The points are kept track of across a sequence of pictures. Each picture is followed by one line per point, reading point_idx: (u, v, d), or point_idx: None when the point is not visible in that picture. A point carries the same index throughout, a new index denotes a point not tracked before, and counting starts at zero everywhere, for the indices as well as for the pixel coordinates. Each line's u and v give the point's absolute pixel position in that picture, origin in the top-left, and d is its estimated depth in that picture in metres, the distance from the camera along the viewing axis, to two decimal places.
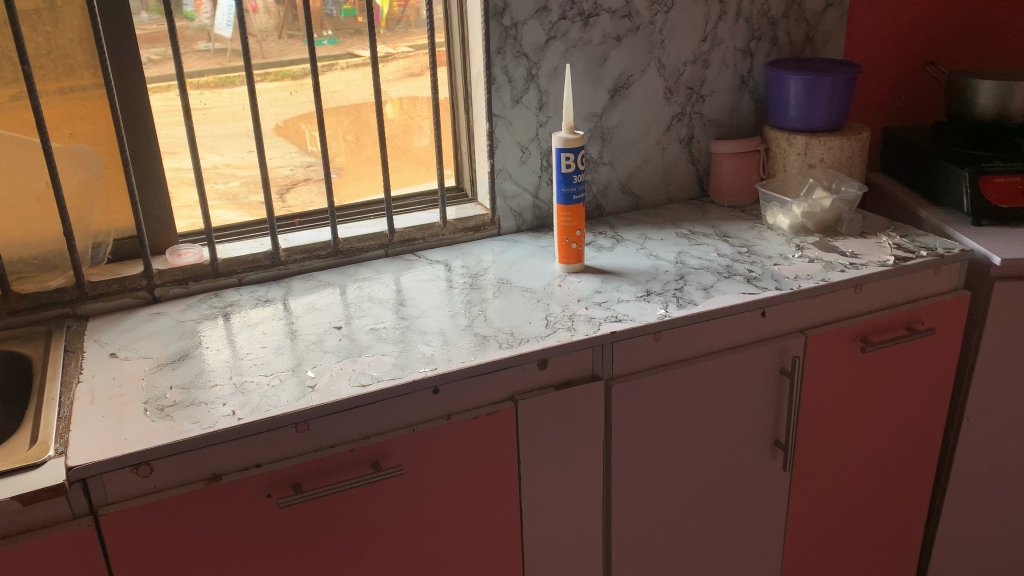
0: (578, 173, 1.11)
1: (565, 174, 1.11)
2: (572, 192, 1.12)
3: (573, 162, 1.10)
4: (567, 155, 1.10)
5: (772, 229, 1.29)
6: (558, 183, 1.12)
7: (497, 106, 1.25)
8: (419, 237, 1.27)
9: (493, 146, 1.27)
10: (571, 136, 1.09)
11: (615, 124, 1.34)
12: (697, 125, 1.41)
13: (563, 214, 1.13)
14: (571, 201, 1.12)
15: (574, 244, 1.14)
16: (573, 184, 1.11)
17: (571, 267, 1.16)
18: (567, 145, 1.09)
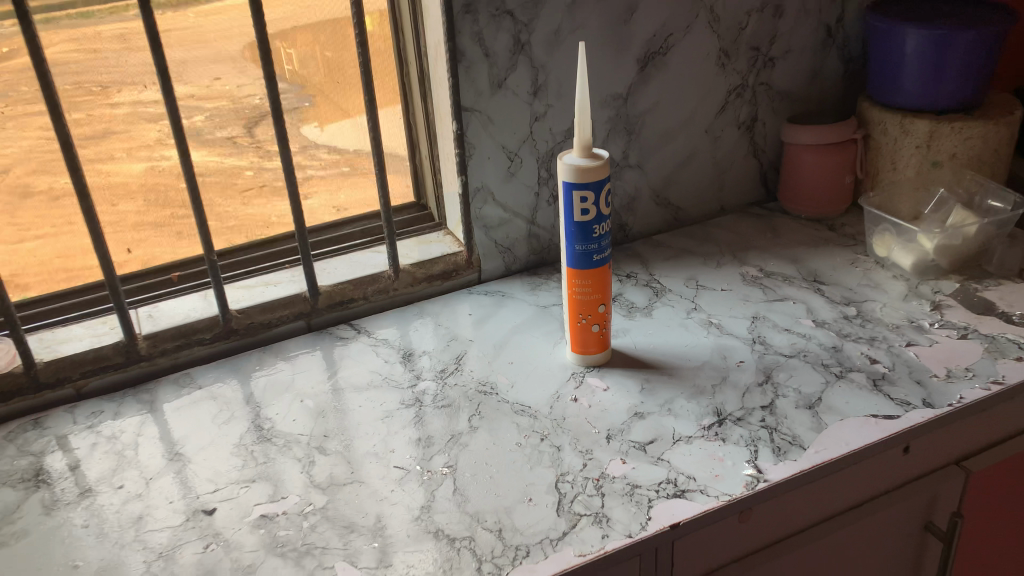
0: (600, 222, 0.68)
1: (580, 225, 0.68)
2: (592, 251, 0.69)
3: (593, 205, 0.67)
4: (582, 194, 0.67)
5: (883, 266, 0.87)
6: (569, 236, 0.69)
7: (468, 96, 0.81)
8: (358, 294, 0.85)
9: (465, 154, 0.83)
10: (587, 162, 0.66)
11: (646, 109, 0.91)
12: (762, 104, 0.97)
13: (577, 283, 0.71)
14: (590, 264, 0.69)
15: (596, 327, 0.72)
16: (592, 238, 0.68)
17: (593, 359, 0.74)
18: (577, 178, 0.66)
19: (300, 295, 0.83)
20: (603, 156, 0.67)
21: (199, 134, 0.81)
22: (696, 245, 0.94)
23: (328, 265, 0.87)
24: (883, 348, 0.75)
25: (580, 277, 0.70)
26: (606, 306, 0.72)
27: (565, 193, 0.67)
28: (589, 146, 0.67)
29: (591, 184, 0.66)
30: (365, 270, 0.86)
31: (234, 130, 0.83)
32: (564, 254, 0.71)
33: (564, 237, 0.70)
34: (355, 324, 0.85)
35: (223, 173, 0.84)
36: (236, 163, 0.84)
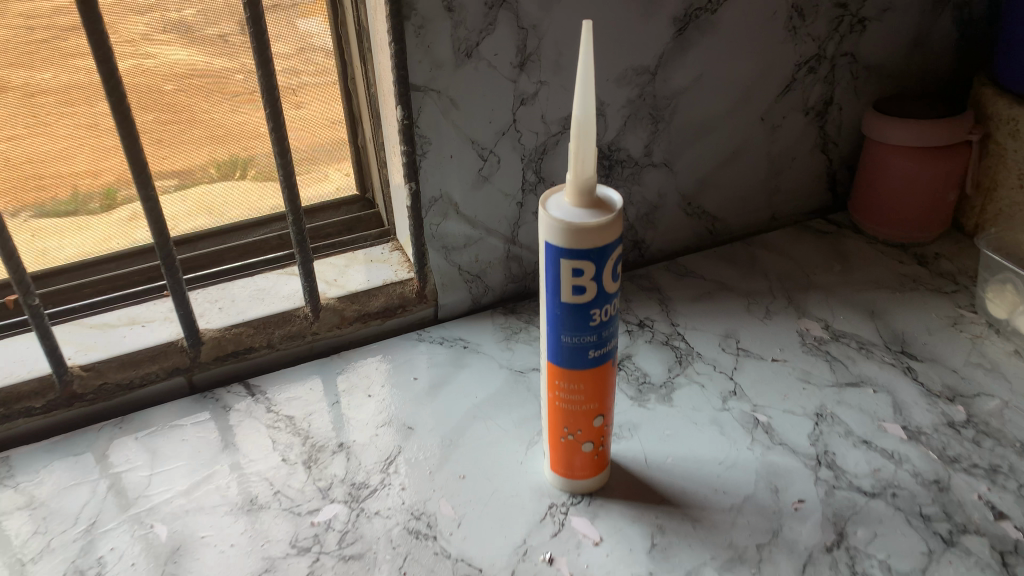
0: (602, 305, 0.43)
1: (569, 309, 0.43)
2: (586, 345, 0.44)
3: (592, 281, 0.42)
4: (575, 264, 0.41)
5: (999, 334, 0.62)
6: (552, 321, 0.44)
7: (420, 68, 0.55)
8: (259, 341, 0.61)
9: (414, 153, 0.58)
10: (585, 218, 0.40)
11: (680, 88, 0.64)
12: (841, 82, 0.70)
13: (561, 386, 0.46)
14: (585, 363, 0.45)
15: (589, 446, 0.48)
16: (589, 328, 0.44)
17: (582, 486, 0.50)
18: (566, 241, 0.41)
19: (176, 342, 0.59)
20: (615, 206, 0.41)
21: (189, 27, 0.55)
22: (736, 277, 0.69)
23: (224, 294, 0.63)
24: (1010, 489, 0.50)
25: (565, 379, 0.46)
26: (605, 419, 0.48)
27: (548, 259, 0.42)
28: (591, 188, 0.41)
29: (589, 251, 0.41)
30: (271, 305, 0.62)
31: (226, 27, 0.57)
32: (543, 343, 0.46)
33: (544, 320, 0.45)
34: (251, 382, 0.61)
35: (210, 79, 0.58)
36: (225, 68, 0.58)
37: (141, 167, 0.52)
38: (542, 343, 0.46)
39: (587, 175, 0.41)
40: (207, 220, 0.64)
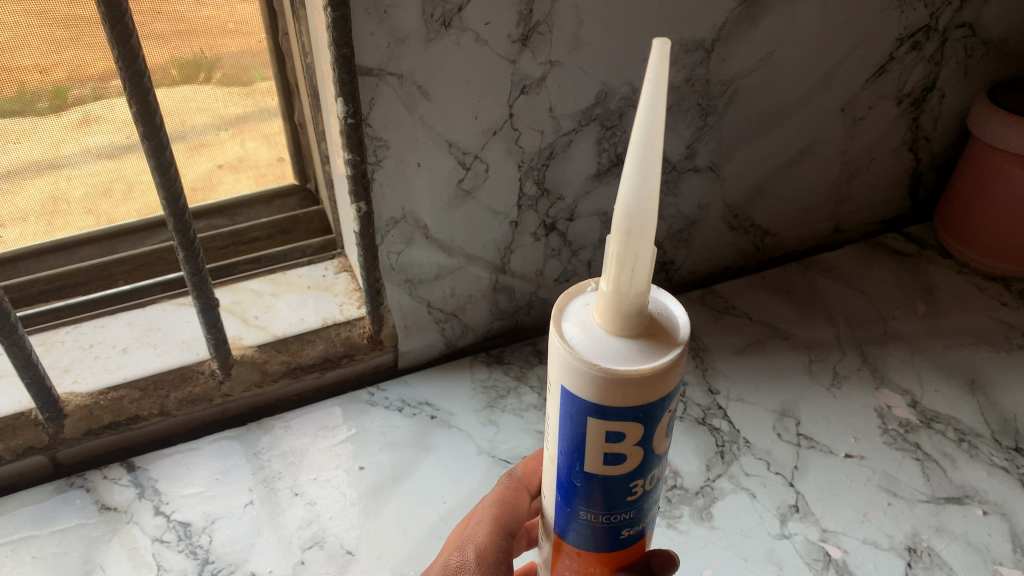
0: (646, 475, 0.27)
1: (594, 481, 0.26)
2: (617, 526, 0.28)
3: (636, 449, 0.25)
4: (609, 426, 0.25)
5: None
6: (563, 491, 0.28)
7: (373, 42, 0.36)
8: (150, 410, 0.44)
9: (364, 163, 0.40)
10: (628, 364, 0.23)
11: (743, 70, 0.46)
12: (950, 62, 0.52)
13: (572, 567, 0.30)
14: (612, 546, 0.29)
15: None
16: (625, 505, 0.27)
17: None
18: (596, 395, 0.24)
19: (26, 414, 0.42)
20: (679, 341, 0.24)
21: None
22: (792, 320, 0.53)
23: (105, 336, 0.46)
24: None
25: (579, 559, 0.30)
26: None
27: (564, 409, 0.25)
28: (642, 311, 0.23)
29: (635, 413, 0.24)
30: (165, 358, 0.45)
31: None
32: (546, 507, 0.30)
33: (551, 482, 0.28)
34: (136, 461, 0.45)
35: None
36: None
37: None
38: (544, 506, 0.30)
39: (636, 295, 0.23)
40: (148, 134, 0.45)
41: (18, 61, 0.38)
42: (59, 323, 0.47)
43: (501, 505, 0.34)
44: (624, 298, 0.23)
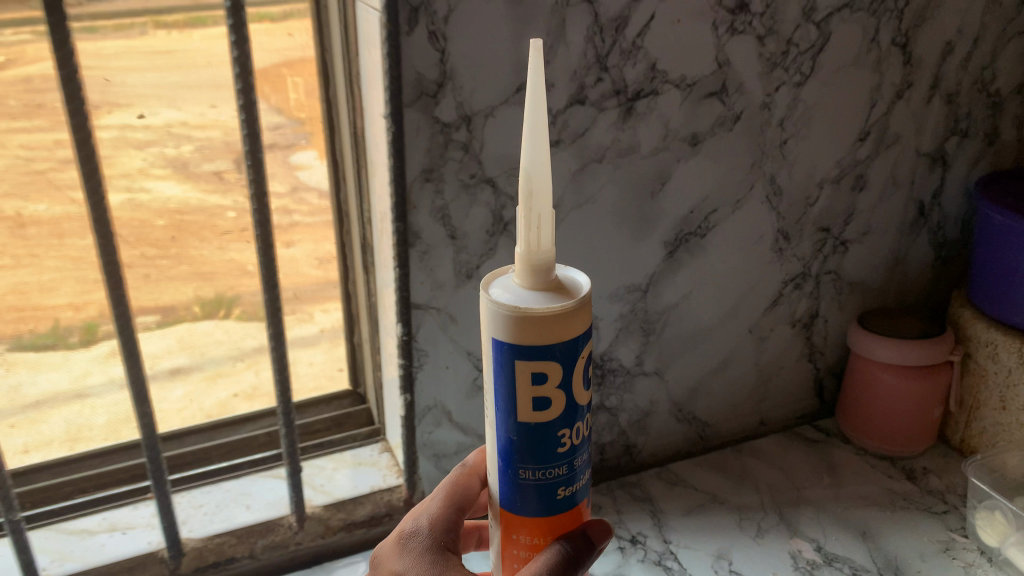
0: (564, 426, 0.41)
1: (530, 429, 0.41)
2: (558, 482, 0.43)
3: (563, 405, 0.41)
4: (533, 364, 0.39)
5: (991, 562, 0.62)
6: (509, 449, 0.42)
7: (422, 289, 0.56)
8: (242, 552, 0.59)
9: (410, 366, 0.58)
10: (534, 303, 0.38)
11: (671, 304, 0.66)
12: (825, 298, 0.72)
13: (522, 541, 0.44)
14: (544, 495, 0.43)
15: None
16: (550, 452, 0.42)
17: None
18: (516, 323, 0.39)
19: (156, 552, 0.58)
20: (582, 287, 0.40)
21: (184, 166, 0.68)
22: (727, 489, 0.69)
23: (209, 498, 0.62)
24: None
25: (527, 533, 0.44)
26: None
27: (506, 383, 0.40)
28: (548, 269, 0.39)
29: (565, 350, 0.39)
30: (255, 513, 0.61)
31: (222, 164, 0.68)
32: (502, 487, 0.44)
33: (504, 459, 0.43)
34: None
35: (204, 214, 0.70)
36: (219, 203, 0.70)
37: (141, 383, 0.53)
38: (500, 486, 0.44)
39: (543, 252, 0.39)
40: (186, 359, 0.73)
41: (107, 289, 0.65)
42: (175, 489, 0.63)
43: (451, 490, 0.49)
44: (537, 257, 0.39)
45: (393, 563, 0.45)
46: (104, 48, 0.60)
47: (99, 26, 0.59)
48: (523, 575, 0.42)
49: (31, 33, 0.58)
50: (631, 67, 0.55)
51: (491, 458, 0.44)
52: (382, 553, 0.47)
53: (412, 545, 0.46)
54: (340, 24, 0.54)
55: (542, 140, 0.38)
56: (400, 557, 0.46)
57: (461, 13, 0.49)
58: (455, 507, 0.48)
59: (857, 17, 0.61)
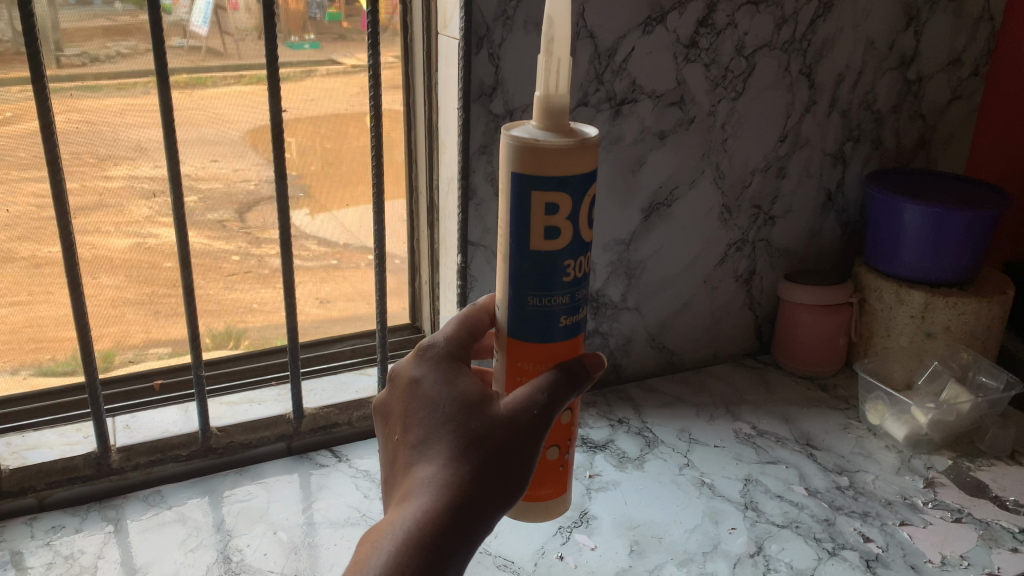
0: (569, 255, 0.51)
1: (541, 253, 0.50)
2: (562, 311, 0.52)
3: (571, 237, 0.50)
4: (547, 194, 0.49)
5: (875, 434, 0.87)
6: (522, 275, 0.51)
7: (475, 231, 0.82)
8: (342, 420, 0.84)
9: (465, 288, 0.84)
10: (546, 136, 0.48)
11: (647, 255, 0.91)
12: (760, 258, 0.98)
13: (525, 369, 0.53)
14: (548, 319, 0.52)
15: (556, 454, 0.57)
16: (556, 277, 0.51)
17: (548, 503, 0.58)
18: (531, 152, 0.48)
19: (285, 415, 0.81)
20: (590, 131, 0.49)
21: (189, 215, 0.81)
22: (689, 393, 0.94)
23: (316, 386, 0.87)
24: (876, 524, 0.73)
25: (529, 360, 0.53)
26: (571, 414, 0.57)
27: (524, 213, 0.50)
28: (562, 114, 0.49)
29: (574, 183, 0.49)
30: (351, 394, 0.85)
31: (226, 214, 0.83)
32: (513, 316, 0.52)
33: (517, 288, 0.52)
34: (335, 450, 0.83)
35: (208, 256, 0.83)
36: (222, 248, 0.83)
37: (290, 290, 0.78)
38: (510, 316, 0.53)
39: (559, 99, 0.48)
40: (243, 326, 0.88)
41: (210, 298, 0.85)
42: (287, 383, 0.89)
43: (464, 317, 0.56)
44: (554, 102, 0.48)
45: (412, 370, 0.53)
46: (110, 104, 0.74)
47: (102, 85, 0.73)
48: (525, 390, 0.50)
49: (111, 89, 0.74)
50: (620, 82, 0.82)
51: (501, 295, 0.53)
52: (399, 364, 0.55)
53: (429, 356, 0.54)
54: (424, 53, 0.81)
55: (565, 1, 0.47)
56: (419, 370, 0.53)
57: (509, 43, 0.76)
58: (468, 331, 0.55)
59: (774, 54, 0.88)
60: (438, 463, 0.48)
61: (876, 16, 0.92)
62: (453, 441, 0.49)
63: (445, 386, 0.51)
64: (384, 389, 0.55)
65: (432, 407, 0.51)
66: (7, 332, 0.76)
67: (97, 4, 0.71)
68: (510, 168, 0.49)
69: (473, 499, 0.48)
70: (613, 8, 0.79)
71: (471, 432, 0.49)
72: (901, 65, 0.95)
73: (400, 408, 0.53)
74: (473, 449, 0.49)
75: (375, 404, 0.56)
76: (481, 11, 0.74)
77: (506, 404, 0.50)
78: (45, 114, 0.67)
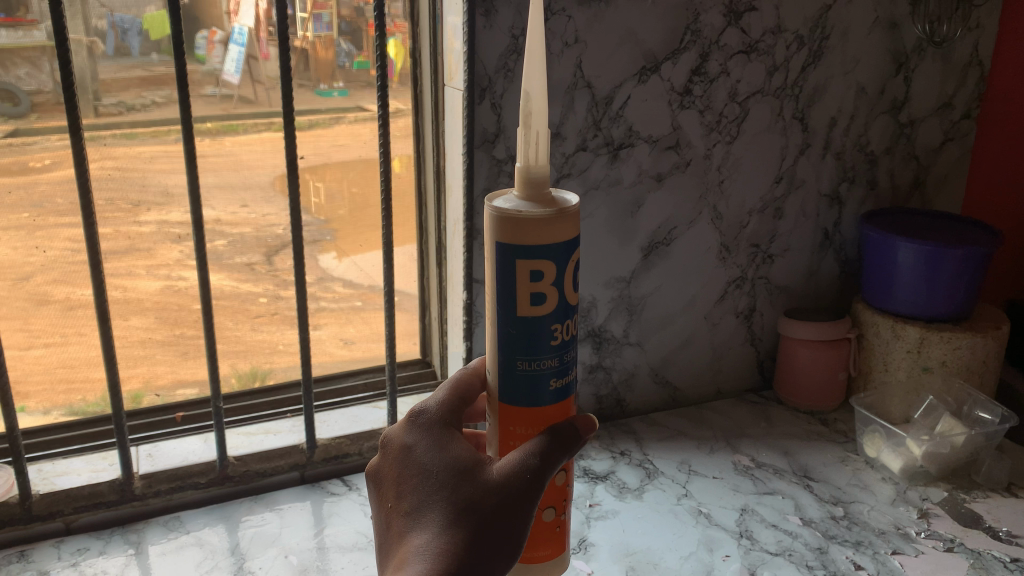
0: (556, 322, 0.53)
1: (529, 321, 0.52)
2: (550, 374, 0.54)
3: (556, 301, 0.52)
4: (534, 266, 0.51)
5: (872, 466, 0.89)
6: (509, 345, 0.53)
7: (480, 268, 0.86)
8: (354, 450, 0.87)
9: (471, 323, 0.88)
10: (528, 208, 0.50)
11: (647, 293, 0.95)
12: (760, 294, 1.01)
13: (518, 433, 0.55)
14: (538, 385, 0.54)
15: (552, 516, 0.56)
16: (543, 343, 0.53)
17: (548, 564, 0.57)
18: (511, 223, 0.50)
19: (299, 445, 0.85)
20: (570, 200, 0.51)
21: (221, 258, 0.99)
22: (690, 427, 0.97)
23: (330, 417, 0.90)
24: (868, 553, 0.75)
25: (521, 424, 0.55)
26: (565, 474, 0.57)
27: (509, 283, 0.51)
28: (540, 184, 0.51)
29: (557, 252, 0.51)
30: (363, 425, 0.89)
31: (254, 257, 1.03)
32: (502, 381, 0.54)
33: (506, 353, 0.53)
34: (347, 478, 0.87)
35: (238, 297, 0.99)
36: (250, 290, 1.00)
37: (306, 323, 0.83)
38: (500, 381, 0.54)
39: (538, 170, 0.50)
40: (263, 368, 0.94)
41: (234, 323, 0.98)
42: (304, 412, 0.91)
43: (456, 382, 0.58)
44: (534, 172, 0.50)
45: (404, 437, 0.55)
46: (142, 152, 0.90)
47: (137, 133, 0.89)
48: (515, 453, 0.52)
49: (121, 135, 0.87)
50: (618, 128, 0.86)
51: (490, 360, 0.55)
52: (392, 432, 0.57)
53: (420, 422, 0.56)
54: (432, 102, 0.87)
55: (538, 75, 0.49)
56: (411, 438, 0.55)
57: (510, 93, 0.81)
58: (459, 396, 0.57)
59: (767, 99, 0.92)
60: (432, 529, 0.50)
61: (866, 64, 0.96)
62: (446, 507, 0.51)
63: (437, 452, 0.54)
64: (376, 457, 0.57)
65: (425, 475, 0.53)
66: (42, 371, 0.88)
67: (135, 56, 0.80)
68: (493, 238, 0.51)
69: (468, 564, 0.50)
70: (610, 59, 0.84)
71: (463, 498, 0.51)
72: (893, 109, 0.99)
73: (393, 475, 0.55)
74: (466, 514, 0.51)
75: (369, 471, 0.58)
76: (484, 63, 0.79)
77: (498, 469, 0.52)
78: (82, 166, 0.70)
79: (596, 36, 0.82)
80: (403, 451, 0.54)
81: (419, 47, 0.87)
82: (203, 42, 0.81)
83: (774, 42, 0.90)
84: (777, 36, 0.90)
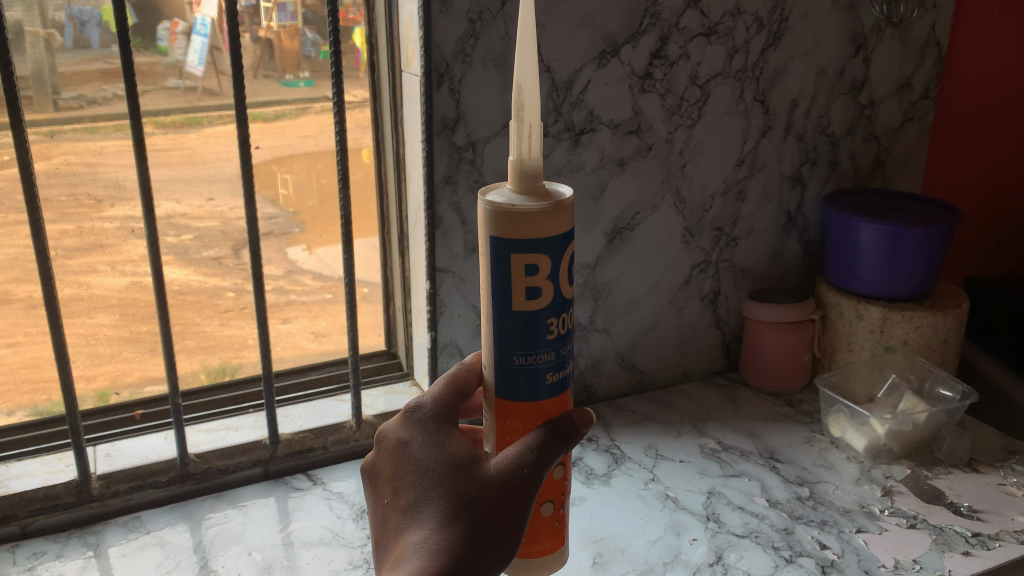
0: (555, 316, 0.52)
1: (528, 315, 0.51)
2: (547, 368, 0.53)
3: (552, 295, 0.51)
4: (532, 262, 0.50)
5: (838, 446, 0.90)
6: (505, 340, 0.52)
7: (443, 258, 0.85)
8: (318, 445, 0.87)
9: (434, 313, 0.87)
10: (522, 202, 0.49)
11: (612, 279, 0.94)
12: (725, 278, 1.02)
13: (515, 427, 0.54)
14: (537, 379, 0.53)
15: (551, 509, 0.56)
16: (543, 337, 0.52)
17: (547, 558, 0.57)
18: (506, 215, 0.49)
19: (260, 441, 0.84)
20: (565, 192, 0.51)
21: (185, 252, 0.87)
22: (657, 412, 0.97)
23: (292, 411, 0.90)
24: (833, 532, 0.75)
25: (519, 419, 0.54)
26: (563, 468, 0.56)
27: (504, 276, 0.51)
28: (535, 177, 0.50)
29: (554, 246, 0.50)
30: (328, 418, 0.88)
31: (221, 251, 0.89)
32: (499, 375, 0.53)
33: (502, 348, 0.53)
34: (312, 474, 0.86)
35: (205, 293, 0.89)
36: (218, 284, 0.90)
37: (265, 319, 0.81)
38: (496, 376, 0.54)
39: (532, 163, 0.49)
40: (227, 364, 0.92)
41: (206, 325, 0.90)
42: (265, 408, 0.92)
43: (453, 376, 0.57)
44: (527, 165, 0.49)
45: (400, 433, 0.55)
46: (103, 145, 0.79)
47: (99, 126, 0.78)
48: (511, 449, 0.51)
49: (115, 127, 0.78)
50: (579, 113, 0.86)
51: (487, 355, 0.54)
52: (388, 427, 0.56)
53: (416, 416, 0.55)
54: (390, 90, 0.85)
55: (531, 63, 0.48)
56: (408, 433, 0.55)
57: (468, 78, 0.80)
58: (455, 390, 0.56)
59: (727, 82, 0.92)
60: (430, 526, 0.50)
61: (825, 45, 0.96)
62: (444, 504, 0.51)
63: (433, 448, 0.53)
64: (374, 451, 0.57)
65: (422, 471, 0.52)
66: (4, 372, 0.81)
67: (95, 48, 0.75)
68: (489, 231, 0.50)
69: (466, 561, 0.49)
70: (566, 44, 0.83)
71: (461, 494, 0.51)
72: (852, 91, 1.00)
73: (390, 471, 0.54)
74: (465, 511, 0.50)
75: (367, 465, 0.58)
76: (440, 49, 0.78)
77: (495, 465, 0.51)
78: (26, 159, 0.69)
79: (554, 20, 0.81)
80: (399, 447, 0.54)
81: (375, 35, 0.85)
82: (165, 32, 0.79)
83: (734, 24, 0.90)
84: (736, 18, 0.90)
